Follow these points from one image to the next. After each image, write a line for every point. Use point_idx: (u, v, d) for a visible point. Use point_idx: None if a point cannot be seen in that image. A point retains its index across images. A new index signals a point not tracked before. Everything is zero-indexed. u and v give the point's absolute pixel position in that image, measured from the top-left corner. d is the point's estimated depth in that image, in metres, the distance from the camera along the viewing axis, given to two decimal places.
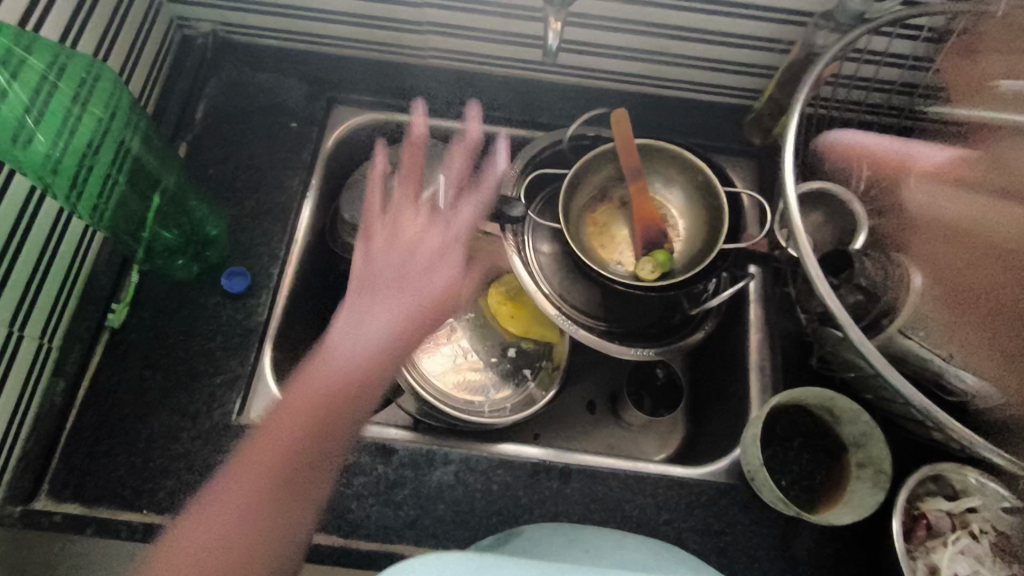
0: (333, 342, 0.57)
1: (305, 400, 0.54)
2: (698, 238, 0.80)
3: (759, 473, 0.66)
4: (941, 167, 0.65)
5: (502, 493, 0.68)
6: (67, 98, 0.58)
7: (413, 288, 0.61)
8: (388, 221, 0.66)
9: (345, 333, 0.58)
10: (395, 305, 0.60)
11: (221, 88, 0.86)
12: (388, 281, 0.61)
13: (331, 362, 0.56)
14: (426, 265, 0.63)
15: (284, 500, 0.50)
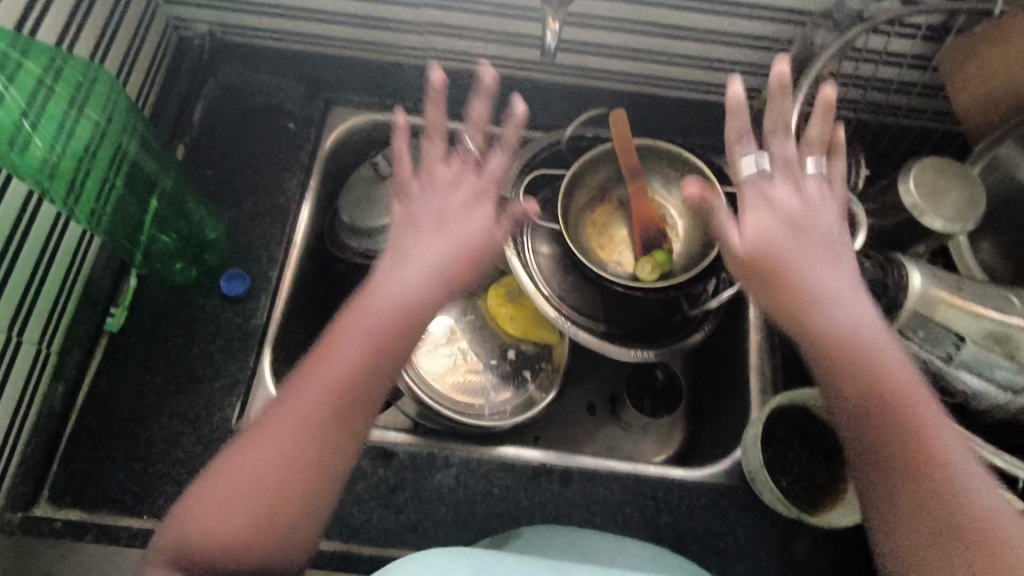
0: (360, 308, 0.50)
1: (325, 370, 0.47)
2: (698, 238, 0.79)
3: (760, 473, 0.66)
4: (808, 225, 0.54)
5: (503, 496, 0.68)
6: (64, 102, 0.58)
7: (452, 265, 0.54)
8: (425, 185, 0.57)
9: (375, 299, 0.51)
10: (430, 279, 0.52)
11: (219, 89, 0.86)
12: (425, 253, 0.54)
13: (358, 329, 0.49)
14: (466, 233, 0.55)
15: (318, 451, 0.44)
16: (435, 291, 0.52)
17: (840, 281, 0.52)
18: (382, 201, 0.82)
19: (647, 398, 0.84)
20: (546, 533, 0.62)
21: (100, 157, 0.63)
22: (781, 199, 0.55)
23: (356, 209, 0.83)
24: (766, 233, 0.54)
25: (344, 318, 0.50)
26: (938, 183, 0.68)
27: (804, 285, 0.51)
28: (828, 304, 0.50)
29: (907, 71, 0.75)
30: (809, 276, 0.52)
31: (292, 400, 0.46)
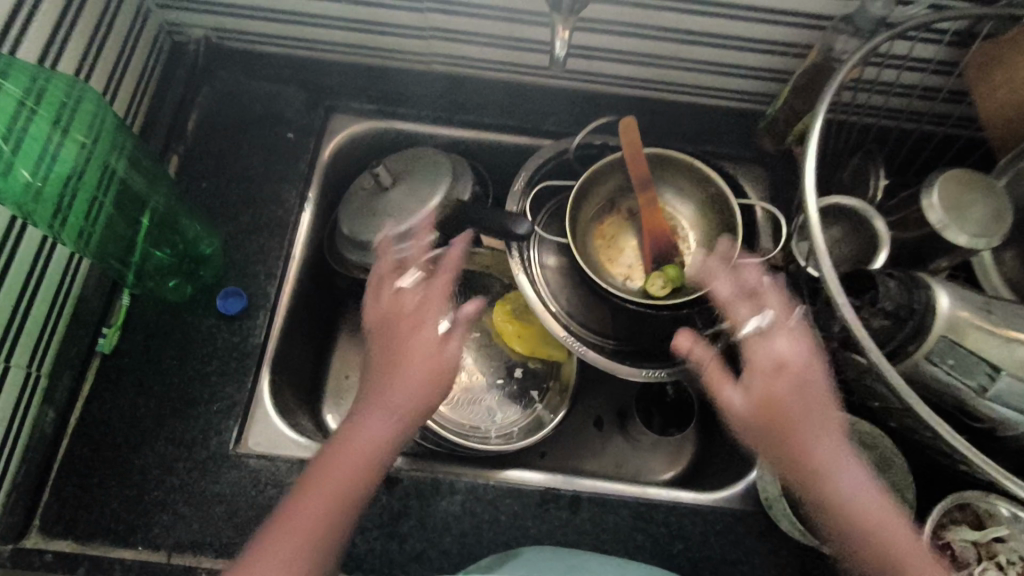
0: (347, 444, 0.58)
1: (327, 484, 0.56)
2: (712, 252, 0.76)
3: (778, 502, 0.63)
4: (804, 382, 0.57)
5: (510, 524, 0.66)
6: (47, 124, 0.56)
7: (415, 399, 0.60)
8: (396, 325, 0.63)
9: (360, 435, 0.58)
10: (399, 414, 0.59)
11: (214, 96, 0.83)
12: (398, 392, 0.59)
13: (344, 457, 0.57)
14: (431, 368, 0.61)
15: (325, 542, 0.54)
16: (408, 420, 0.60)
17: (834, 445, 0.56)
18: (383, 214, 0.77)
19: (656, 414, 0.83)
20: (546, 556, 0.60)
21: (86, 178, 0.61)
22: (784, 362, 0.58)
23: (356, 221, 0.78)
24: (766, 395, 0.57)
25: (337, 448, 0.58)
26: (963, 196, 0.64)
27: (806, 454, 0.56)
28: (830, 472, 0.56)
29: (931, 76, 0.71)
30: (808, 442, 0.56)
31: (305, 496, 0.55)
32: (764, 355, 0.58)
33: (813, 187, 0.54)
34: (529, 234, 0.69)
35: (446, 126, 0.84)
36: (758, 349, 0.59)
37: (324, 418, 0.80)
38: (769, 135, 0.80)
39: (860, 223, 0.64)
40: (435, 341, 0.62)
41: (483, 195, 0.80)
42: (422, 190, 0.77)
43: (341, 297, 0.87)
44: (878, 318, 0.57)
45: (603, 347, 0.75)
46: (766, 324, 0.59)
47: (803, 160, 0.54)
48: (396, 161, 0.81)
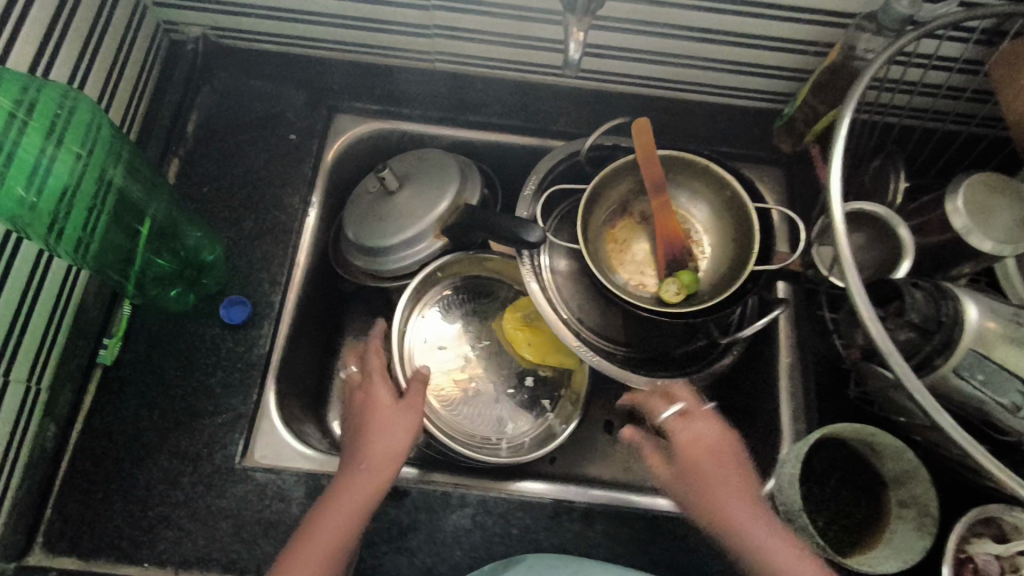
0: (332, 504, 0.58)
1: (312, 543, 0.55)
2: (727, 256, 0.74)
3: (798, 517, 0.62)
4: (717, 455, 0.59)
5: (522, 537, 0.65)
6: (40, 135, 0.54)
7: (386, 455, 0.61)
8: (364, 391, 0.67)
9: (342, 491, 0.58)
10: (377, 471, 0.60)
11: (215, 97, 0.81)
12: (373, 451, 0.61)
13: (326, 516, 0.57)
14: (403, 427, 0.63)
15: None
16: (383, 476, 0.60)
17: (750, 505, 0.56)
18: (392, 218, 0.75)
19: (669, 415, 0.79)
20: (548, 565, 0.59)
21: (83, 189, 0.60)
22: (698, 439, 0.60)
23: (362, 226, 0.76)
24: (685, 468, 0.59)
25: (323, 507, 0.58)
26: (988, 203, 0.62)
27: (721, 517, 0.55)
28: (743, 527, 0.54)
29: (958, 76, 0.69)
30: (729, 511, 0.55)
31: (293, 555, 0.54)
32: (679, 431, 0.61)
33: (840, 193, 0.51)
34: (541, 241, 0.67)
35: (452, 126, 0.82)
36: (675, 428, 0.61)
37: (330, 427, 0.79)
38: (788, 137, 0.78)
39: (883, 230, 0.63)
40: (407, 405, 0.65)
41: (492, 198, 0.78)
42: (429, 195, 0.74)
43: (346, 302, 0.85)
44: (905, 331, 0.55)
45: (616, 355, 0.73)
46: (680, 410, 0.62)
47: (829, 165, 0.52)
48: (401, 163, 0.78)
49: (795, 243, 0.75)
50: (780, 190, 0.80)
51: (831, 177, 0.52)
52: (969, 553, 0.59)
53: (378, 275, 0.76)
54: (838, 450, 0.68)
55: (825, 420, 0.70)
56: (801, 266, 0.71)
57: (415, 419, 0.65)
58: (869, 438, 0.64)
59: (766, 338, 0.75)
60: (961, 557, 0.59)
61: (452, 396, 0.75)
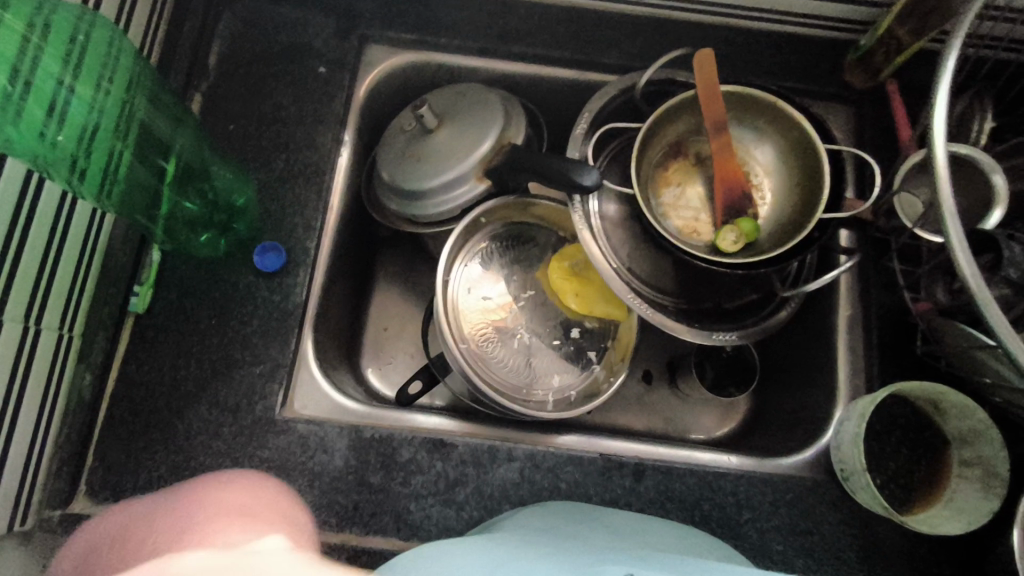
0: (196, 488, 0.46)
1: (150, 503, 0.47)
2: (790, 203, 0.69)
3: (860, 475, 0.59)
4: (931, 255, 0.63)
5: (570, 492, 0.63)
6: (57, 64, 0.49)
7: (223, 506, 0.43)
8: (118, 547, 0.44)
9: (167, 514, 0.43)
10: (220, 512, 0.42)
11: (237, 25, 0.75)
12: (226, 501, 0.43)
13: (153, 510, 0.45)
14: (232, 524, 0.39)
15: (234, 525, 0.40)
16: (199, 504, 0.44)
17: None
18: (429, 158, 0.70)
19: (711, 366, 0.77)
20: (579, 514, 0.58)
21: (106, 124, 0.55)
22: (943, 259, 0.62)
23: (399, 167, 0.71)
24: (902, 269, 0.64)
25: (169, 501, 0.45)
26: None
27: None
28: None
29: None
30: None
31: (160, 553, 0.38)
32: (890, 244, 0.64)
33: (944, 131, 0.45)
34: (597, 186, 0.62)
35: (493, 58, 0.76)
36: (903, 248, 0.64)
37: (366, 376, 0.76)
38: (860, 71, 0.72)
39: (973, 177, 0.57)
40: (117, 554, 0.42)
41: (537, 139, 0.73)
42: (471, 134, 0.69)
43: (379, 247, 0.81)
44: (998, 287, 0.52)
45: (667, 308, 0.69)
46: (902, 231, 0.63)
47: (934, 98, 0.46)
48: (440, 100, 0.73)
49: (863, 189, 0.70)
50: (847, 130, 0.73)
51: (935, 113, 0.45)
52: None
53: (417, 219, 0.72)
54: (901, 408, 0.66)
55: (886, 376, 0.67)
56: (873, 214, 0.66)
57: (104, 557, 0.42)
58: (938, 395, 0.60)
59: (826, 290, 0.71)
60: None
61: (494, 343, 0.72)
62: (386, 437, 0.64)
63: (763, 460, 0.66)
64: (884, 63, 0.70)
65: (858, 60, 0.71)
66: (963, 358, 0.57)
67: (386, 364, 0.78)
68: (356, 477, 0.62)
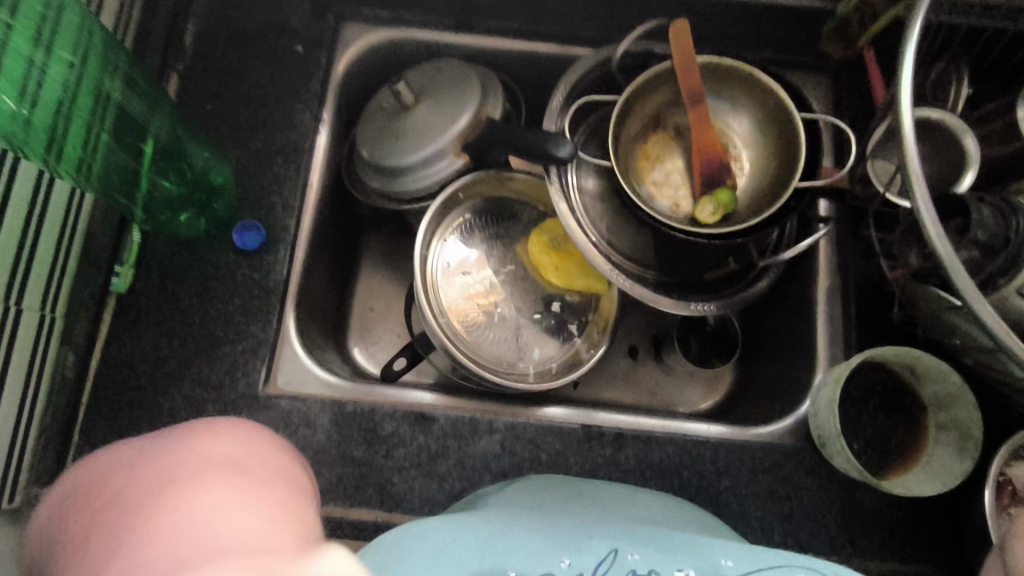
0: (181, 439, 0.40)
1: (131, 452, 0.42)
2: (768, 173, 0.70)
3: (835, 440, 0.60)
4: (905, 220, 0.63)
5: (551, 461, 0.64)
6: (28, 43, 0.50)
7: (205, 459, 0.36)
8: (91, 500, 0.38)
9: (147, 470, 0.37)
10: (202, 467, 0.35)
11: (213, 5, 0.75)
12: (221, 458, 0.37)
13: (138, 463, 0.39)
14: (228, 492, 0.32)
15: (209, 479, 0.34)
16: (181, 455, 0.37)
17: None
18: (407, 135, 0.70)
19: (695, 341, 0.78)
20: (557, 483, 0.58)
21: (80, 102, 0.56)
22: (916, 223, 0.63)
23: (377, 144, 0.71)
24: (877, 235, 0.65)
25: (152, 456, 0.39)
26: None
27: None
28: None
29: None
30: None
31: (127, 524, 0.32)
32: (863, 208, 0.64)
33: (912, 90, 0.44)
34: (572, 157, 0.62)
35: (471, 33, 0.76)
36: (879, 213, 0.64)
37: (352, 354, 0.77)
38: (839, 40, 0.72)
39: (945, 142, 0.58)
40: (92, 515, 0.36)
41: (514, 113, 0.73)
42: (448, 109, 0.69)
43: (363, 228, 0.81)
44: (967, 250, 0.52)
45: (646, 279, 0.69)
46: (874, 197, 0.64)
47: (901, 57, 0.45)
48: (417, 76, 0.73)
49: (841, 159, 0.70)
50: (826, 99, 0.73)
51: (904, 72, 0.44)
52: (1008, 476, 0.57)
53: (396, 196, 0.72)
54: (878, 373, 0.66)
55: (864, 344, 0.68)
56: (849, 183, 0.66)
57: (81, 520, 0.37)
58: (913, 359, 0.61)
59: (804, 260, 0.71)
60: (999, 479, 0.58)
61: (476, 319, 0.73)
62: (368, 412, 0.64)
63: (741, 429, 0.67)
64: (860, 31, 0.69)
65: (835, 29, 0.71)
66: (937, 321, 0.58)
67: (372, 344, 0.78)
68: (339, 452, 0.63)
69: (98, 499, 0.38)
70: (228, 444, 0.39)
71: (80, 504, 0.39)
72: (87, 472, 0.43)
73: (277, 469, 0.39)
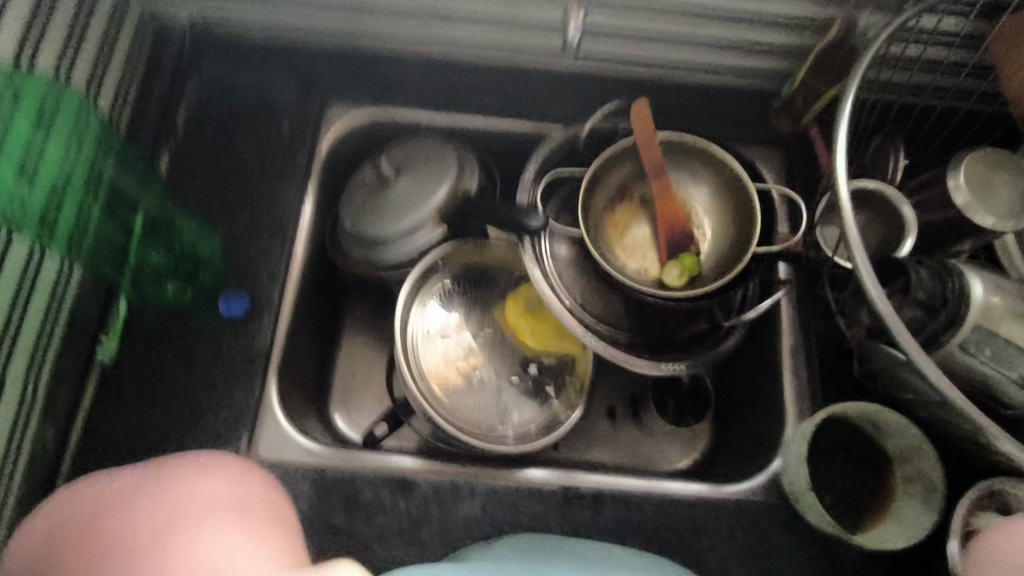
0: (170, 473, 0.45)
1: (119, 480, 0.46)
2: (728, 239, 0.74)
3: (806, 495, 0.62)
4: None
5: (533, 524, 0.65)
6: (30, 126, 0.55)
7: (203, 498, 0.43)
8: (78, 533, 0.43)
9: (143, 508, 0.42)
10: (200, 509, 0.42)
11: (207, 89, 0.80)
12: (217, 497, 0.43)
13: (133, 495, 0.44)
14: (233, 533, 0.40)
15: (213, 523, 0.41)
16: (179, 494, 0.43)
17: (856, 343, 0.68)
18: (389, 207, 0.74)
19: (672, 400, 0.80)
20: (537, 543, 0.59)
21: (73, 181, 0.60)
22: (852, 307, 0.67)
23: (361, 216, 0.75)
24: None
25: (144, 492, 0.44)
26: (989, 177, 0.63)
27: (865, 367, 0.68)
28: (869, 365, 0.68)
29: (956, 52, 0.71)
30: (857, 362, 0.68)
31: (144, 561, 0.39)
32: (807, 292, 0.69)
33: (845, 168, 0.51)
34: (542, 227, 0.66)
35: (449, 113, 0.81)
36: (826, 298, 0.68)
37: (333, 422, 0.78)
38: (786, 117, 0.79)
39: (886, 211, 0.63)
40: (87, 547, 0.42)
41: (490, 185, 0.77)
42: (425, 185, 0.74)
43: (345, 295, 0.84)
44: (911, 309, 0.56)
45: (619, 341, 0.71)
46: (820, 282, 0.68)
47: (835, 141, 0.51)
48: (398, 152, 0.77)
49: (796, 224, 0.75)
50: (779, 169, 0.79)
51: (837, 152, 0.51)
52: (975, 527, 0.59)
53: (377, 265, 0.75)
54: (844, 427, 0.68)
55: (829, 400, 0.70)
56: (804, 246, 0.70)
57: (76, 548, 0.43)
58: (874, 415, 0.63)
59: (769, 318, 0.75)
60: (967, 532, 0.59)
61: (455, 382, 0.75)
62: (350, 478, 0.65)
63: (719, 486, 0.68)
64: (805, 108, 0.76)
65: (783, 108, 0.78)
66: (892, 374, 0.61)
67: (353, 410, 0.79)
68: (320, 520, 0.63)
69: (93, 527, 0.43)
70: (220, 478, 0.45)
71: (68, 532, 0.44)
72: (63, 498, 0.47)
73: (266, 493, 0.46)
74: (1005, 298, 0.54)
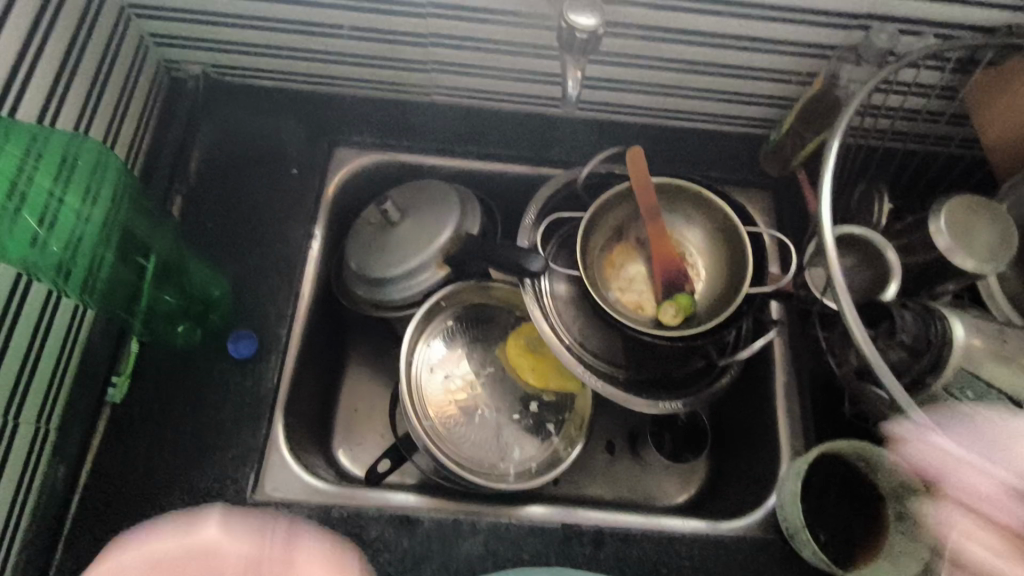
0: (180, 517, 0.54)
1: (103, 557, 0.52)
2: (722, 279, 0.76)
3: (801, 533, 0.63)
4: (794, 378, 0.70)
5: (533, 562, 0.66)
6: (49, 178, 0.55)
7: (243, 523, 0.54)
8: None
9: (197, 540, 0.52)
10: (239, 522, 0.54)
11: (218, 134, 0.83)
12: (209, 511, 0.54)
13: (172, 536, 0.52)
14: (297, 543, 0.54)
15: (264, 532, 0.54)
16: (207, 515, 0.54)
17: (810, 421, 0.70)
18: (393, 248, 0.77)
19: (668, 436, 0.82)
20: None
21: (91, 238, 0.59)
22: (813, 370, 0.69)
23: (366, 257, 0.77)
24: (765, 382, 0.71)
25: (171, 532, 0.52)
26: (968, 222, 0.65)
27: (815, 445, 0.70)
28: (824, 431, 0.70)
29: (936, 101, 0.75)
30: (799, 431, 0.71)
31: None
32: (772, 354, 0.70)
33: (831, 218, 0.54)
34: (542, 270, 0.69)
35: (452, 157, 0.84)
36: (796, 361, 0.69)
37: (337, 458, 0.79)
38: (775, 162, 0.82)
39: (872, 253, 0.65)
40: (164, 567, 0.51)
41: (491, 226, 0.80)
42: (430, 228, 0.76)
43: (350, 332, 0.86)
44: (897, 351, 0.59)
45: (617, 378, 0.73)
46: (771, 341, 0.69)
47: (819, 194, 0.54)
48: (402, 195, 0.80)
49: (786, 264, 0.78)
50: (769, 212, 0.83)
51: (822, 204, 0.54)
52: None
53: (381, 304, 0.77)
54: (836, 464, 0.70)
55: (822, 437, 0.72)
56: (794, 287, 0.73)
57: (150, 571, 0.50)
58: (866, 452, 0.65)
59: (762, 356, 0.77)
60: None
61: (454, 417, 0.77)
62: (353, 516, 0.66)
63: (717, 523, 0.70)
64: (793, 153, 0.80)
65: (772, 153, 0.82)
66: (880, 413, 0.64)
67: (356, 446, 0.81)
68: None
69: None
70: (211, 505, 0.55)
71: None
72: None
73: (176, 519, 0.54)
74: (986, 340, 0.56)
